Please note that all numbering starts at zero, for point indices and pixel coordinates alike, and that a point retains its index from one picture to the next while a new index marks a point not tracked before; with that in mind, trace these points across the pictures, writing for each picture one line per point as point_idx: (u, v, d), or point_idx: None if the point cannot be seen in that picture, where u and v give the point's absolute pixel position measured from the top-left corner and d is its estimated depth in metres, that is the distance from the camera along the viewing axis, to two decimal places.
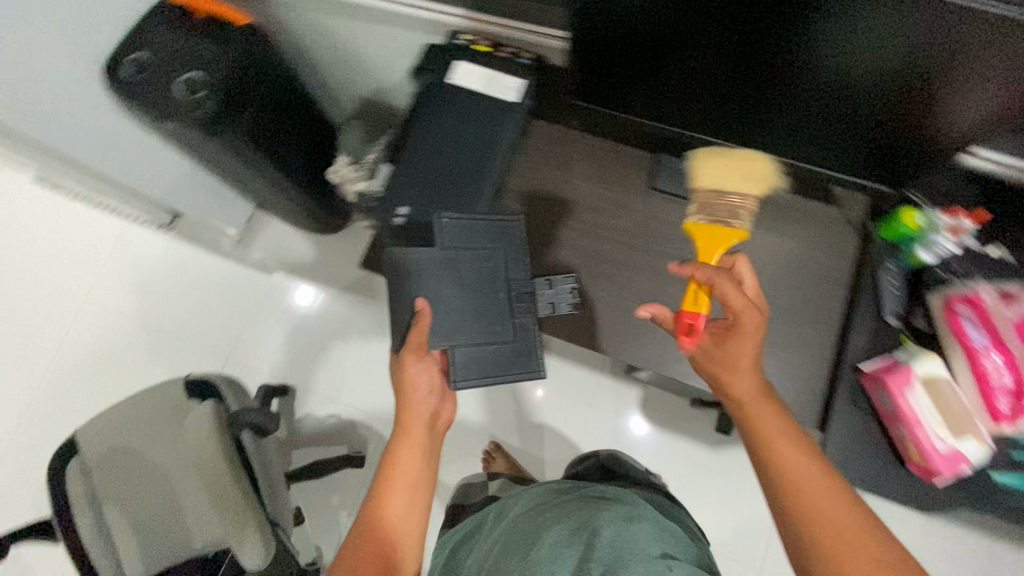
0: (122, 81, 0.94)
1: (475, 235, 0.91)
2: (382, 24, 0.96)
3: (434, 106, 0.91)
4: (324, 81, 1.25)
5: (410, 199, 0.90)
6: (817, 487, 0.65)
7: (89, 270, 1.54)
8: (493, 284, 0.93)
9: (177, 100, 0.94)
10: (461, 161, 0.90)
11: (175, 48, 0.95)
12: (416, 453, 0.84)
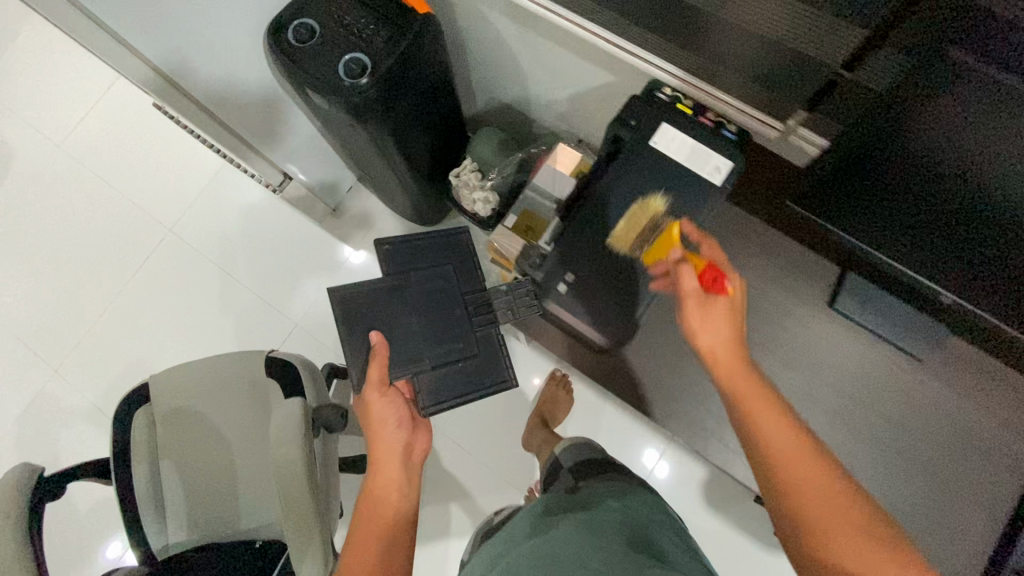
0: (288, 50, 0.89)
1: (427, 256, 1.15)
2: (569, 47, 0.88)
3: (625, 169, 0.82)
4: (471, 78, 1.17)
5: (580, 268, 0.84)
6: (811, 479, 0.63)
7: (179, 201, 1.51)
8: (449, 302, 1.13)
9: (333, 82, 0.89)
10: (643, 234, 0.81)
11: (344, 27, 0.89)
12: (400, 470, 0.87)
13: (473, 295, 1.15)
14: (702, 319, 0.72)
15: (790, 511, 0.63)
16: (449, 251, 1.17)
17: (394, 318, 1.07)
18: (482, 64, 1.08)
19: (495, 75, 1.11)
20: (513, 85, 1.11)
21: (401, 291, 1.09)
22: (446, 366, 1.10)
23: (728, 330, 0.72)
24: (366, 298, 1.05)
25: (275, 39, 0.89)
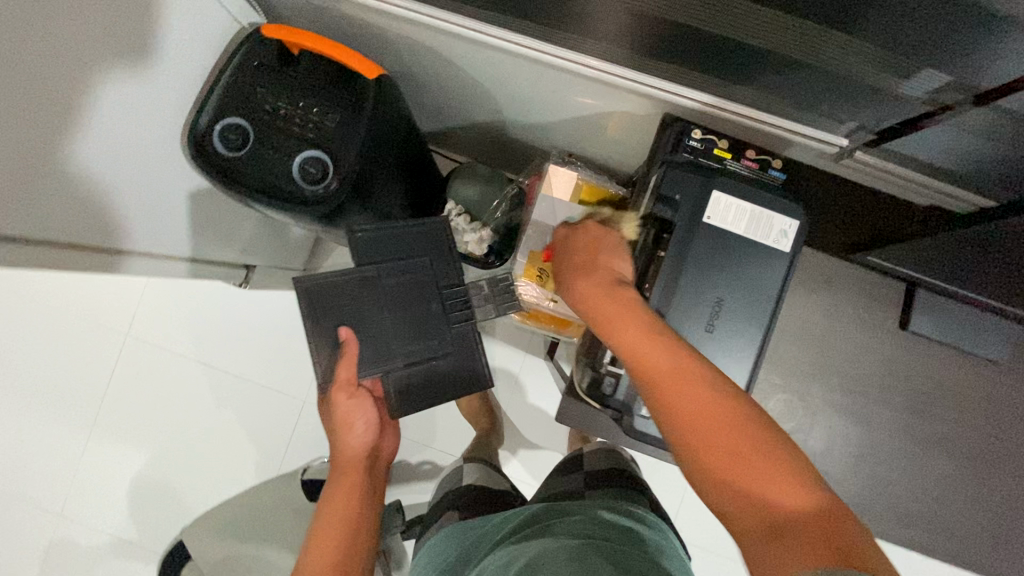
0: (226, 167, 0.72)
1: (386, 243, 0.82)
2: (567, 82, 0.71)
3: (700, 247, 0.60)
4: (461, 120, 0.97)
5: None
6: (694, 396, 0.48)
7: (148, 319, 1.30)
8: (422, 294, 0.83)
9: (288, 193, 0.72)
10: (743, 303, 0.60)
11: (284, 124, 0.73)
12: (358, 476, 0.79)
13: (449, 291, 0.84)
14: (582, 261, 0.61)
15: (660, 409, 0.49)
16: (413, 241, 0.83)
17: (354, 305, 0.79)
18: (453, 99, 0.89)
19: (466, 105, 0.92)
20: (488, 113, 0.93)
21: (372, 284, 0.80)
22: (435, 375, 0.83)
23: (607, 255, 0.60)
24: (333, 291, 0.78)
25: (205, 156, 0.71)
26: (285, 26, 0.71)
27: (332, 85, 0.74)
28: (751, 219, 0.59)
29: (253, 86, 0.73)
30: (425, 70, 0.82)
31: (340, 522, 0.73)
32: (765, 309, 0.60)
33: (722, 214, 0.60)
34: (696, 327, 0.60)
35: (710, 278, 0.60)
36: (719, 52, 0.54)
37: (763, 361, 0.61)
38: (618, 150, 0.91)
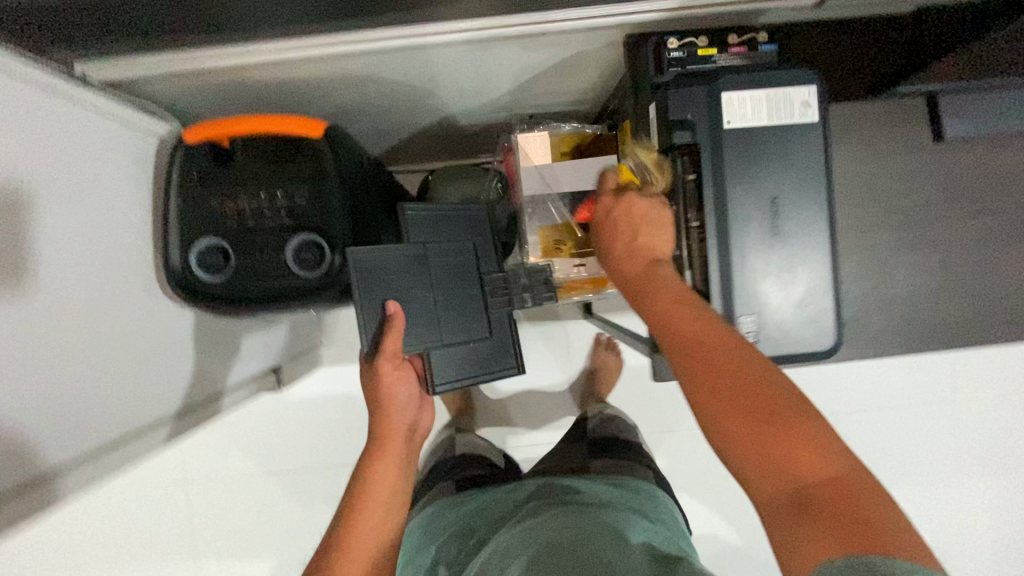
0: (218, 291, 0.66)
1: (434, 227, 0.70)
2: (513, 49, 0.65)
3: (729, 156, 0.56)
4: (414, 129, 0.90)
5: (751, 299, 0.57)
6: (740, 376, 0.46)
7: (196, 461, 1.24)
8: (462, 275, 0.71)
9: (293, 286, 0.67)
10: (794, 188, 0.56)
11: (256, 221, 0.66)
12: (397, 465, 0.72)
13: (489, 275, 0.72)
14: (623, 241, 0.58)
15: (709, 383, 0.46)
16: (455, 223, 0.71)
17: (401, 290, 0.67)
18: (398, 111, 0.82)
19: (410, 114, 0.85)
20: (435, 113, 0.86)
21: (417, 262, 0.68)
22: (480, 366, 0.73)
23: (651, 216, 0.58)
24: (378, 266, 0.66)
25: (193, 289, 0.66)
26: (211, 123, 0.65)
27: (282, 161, 0.68)
28: (770, 105, 0.56)
29: (208, 197, 0.66)
30: (359, 97, 0.75)
31: (378, 519, 0.67)
32: (820, 183, 0.57)
33: (734, 111, 0.56)
34: (762, 233, 0.56)
35: (751, 178, 0.56)
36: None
37: (838, 234, 0.58)
38: (579, 91, 0.85)
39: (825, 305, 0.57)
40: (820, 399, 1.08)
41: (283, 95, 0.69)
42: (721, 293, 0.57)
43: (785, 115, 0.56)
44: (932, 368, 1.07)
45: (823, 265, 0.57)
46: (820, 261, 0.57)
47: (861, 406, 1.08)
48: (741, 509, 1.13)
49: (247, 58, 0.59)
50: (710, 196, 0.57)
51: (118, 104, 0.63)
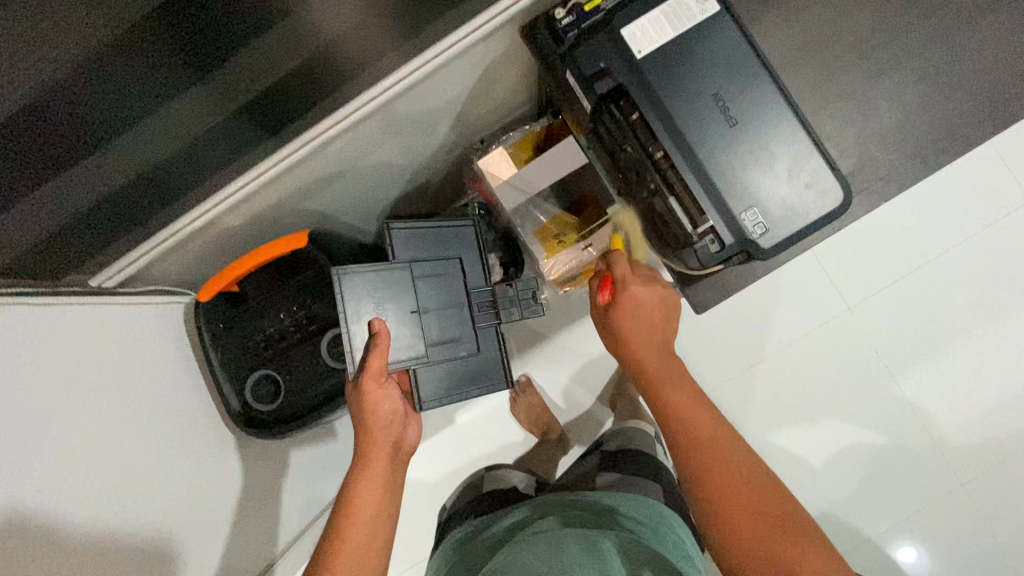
0: (282, 415, 0.71)
1: (424, 244, 0.74)
2: (431, 89, 0.69)
3: (657, 81, 0.57)
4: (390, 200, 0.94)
5: (743, 196, 0.56)
6: (757, 494, 0.52)
7: None
8: (449, 291, 0.73)
9: (341, 384, 0.71)
10: (733, 79, 0.57)
11: (289, 341, 0.73)
12: (383, 474, 0.61)
13: (476, 289, 0.74)
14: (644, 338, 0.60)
15: (706, 472, 0.53)
16: (444, 242, 0.75)
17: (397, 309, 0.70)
18: (368, 193, 0.87)
19: (381, 190, 0.90)
20: (401, 179, 0.91)
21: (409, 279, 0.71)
22: (475, 382, 0.73)
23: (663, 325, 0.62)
24: (371, 284, 0.69)
25: (259, 424, 0.70)
26: (222, 271, 0.72)
27: (288, 282, 0.74)
28: (670, 18, 0.57)
29: (242, 340, 0.72)
30: (330, 196, 0.80)
31: (362, 534, 0.56)
32: (754, 62, 0.57)
33: (646, 40, 0.57)
34: (722, 131, 0.56)
35: (688, 90, 0.57)
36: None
37: (795, 98, 0.57)
38: (513, 97, 0.89)
39: (816, 168, 0.56)
40: (888, 260, 1.02)
41: (265, 225, 0.75)
42: (710, 207, 0.57)
43: (691, 23, 0.57)
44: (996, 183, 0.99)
45: (797, 130, 0.56)
46: (792, 130, 0.56)
47: (932, 247, 1.01)
48: (875, 412, 1.03)
49: (218, 208, 0.65)
50: (659, 124, 0.57)
51: (139, 297, 0.69)
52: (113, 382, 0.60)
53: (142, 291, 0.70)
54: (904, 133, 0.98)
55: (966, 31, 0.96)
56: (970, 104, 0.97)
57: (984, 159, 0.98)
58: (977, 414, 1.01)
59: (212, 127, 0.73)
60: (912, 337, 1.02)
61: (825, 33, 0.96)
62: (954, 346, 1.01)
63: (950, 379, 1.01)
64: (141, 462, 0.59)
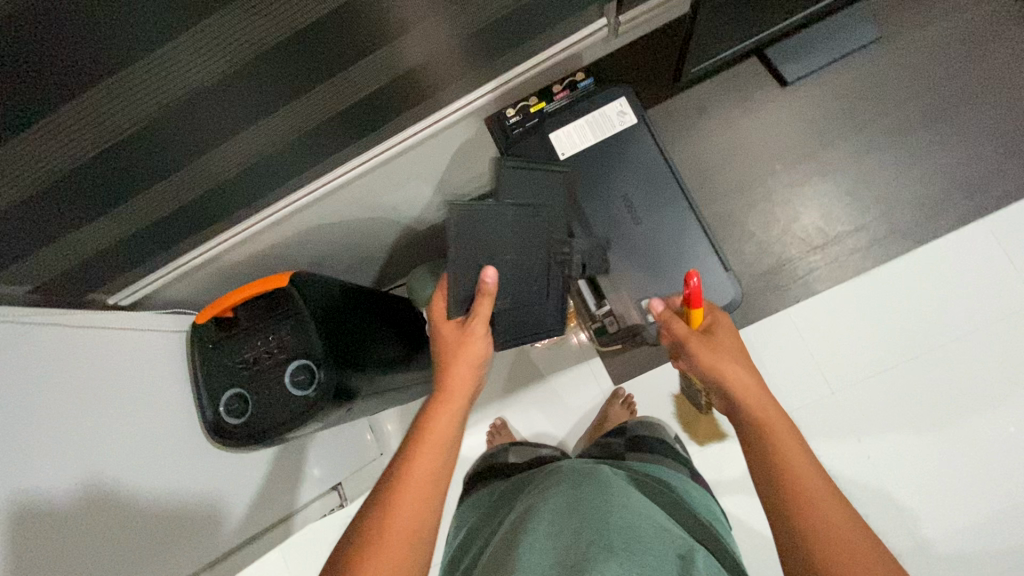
0: (248, 429, 0.82)
1: (529, 176, 0.68)
2: (403, 165, 0.80)
3: (578, 186, 0.71)
4: (379, 247, 1.07)
5: (641, 286, 0.70)
6: (847, 542, 0.48)
7: None
8: (556, 238, 0.68)
9: (296, 408, 0.80)
10: (640, 188, 0.70)
11: (258, 364, 0.83)
12: (456, 410, 0.63)
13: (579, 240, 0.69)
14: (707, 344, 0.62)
15: (792, 517, 0.50)
16: (554, 182, 0.69)
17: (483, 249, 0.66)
18: (359, 242, 1.00)
19: (370, 241, 1.03)
20: (391, 231, 1.03)
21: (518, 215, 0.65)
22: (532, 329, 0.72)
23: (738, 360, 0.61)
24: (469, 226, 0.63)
25: (230, 435, 0.82)
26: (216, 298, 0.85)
27: (269, 313, 0.84)
28: (591, 127, 0.70)
29: (220, 359, 0.84)
30: (321, 244, 0.93)
31: (432, 463, 0.58)
32: (660, 176, 0.70)
33: (573, 148, 0.71)
34: (629, 229, 0.70)
35: (603, 195, 0.70)
36: (457, 58, 0.62)
37: (700, 205, 0.70)
38: (495, 169, 1.00)
39: (706, 267, 0.70)
40: (841, 344, 1.06)
41: (254, 262, 0.88)
42: (613, 295, 0.71)
43: (608, 141, 0.70)
44: (952, 289, 1.04)
45: (693, 234, 0.69)
46: (689, 232, 0.69)
47: (883, 336, 1.05)
48: None
49: (205, 245, 0.78)
50: (578, 219, 0.71)
51: (136, 316, 0.83)
52: (118, 382, 0.75)
53: (135, 311, 0.83)
54: (843, 230, 1.07)
55: (899, 145, 1.06)
56: (908, 209, 1.05)
57: (935, 267, 1.04)
58: (931, 501, 1.01)
59: (186, 147, 0.57)
60: (865, 421, 1.05)
61: (765, 137, 1.08)
62: (906, 431, 1.03)
63: (904, 463, 1.03)
64: (134, 450, 0.72)
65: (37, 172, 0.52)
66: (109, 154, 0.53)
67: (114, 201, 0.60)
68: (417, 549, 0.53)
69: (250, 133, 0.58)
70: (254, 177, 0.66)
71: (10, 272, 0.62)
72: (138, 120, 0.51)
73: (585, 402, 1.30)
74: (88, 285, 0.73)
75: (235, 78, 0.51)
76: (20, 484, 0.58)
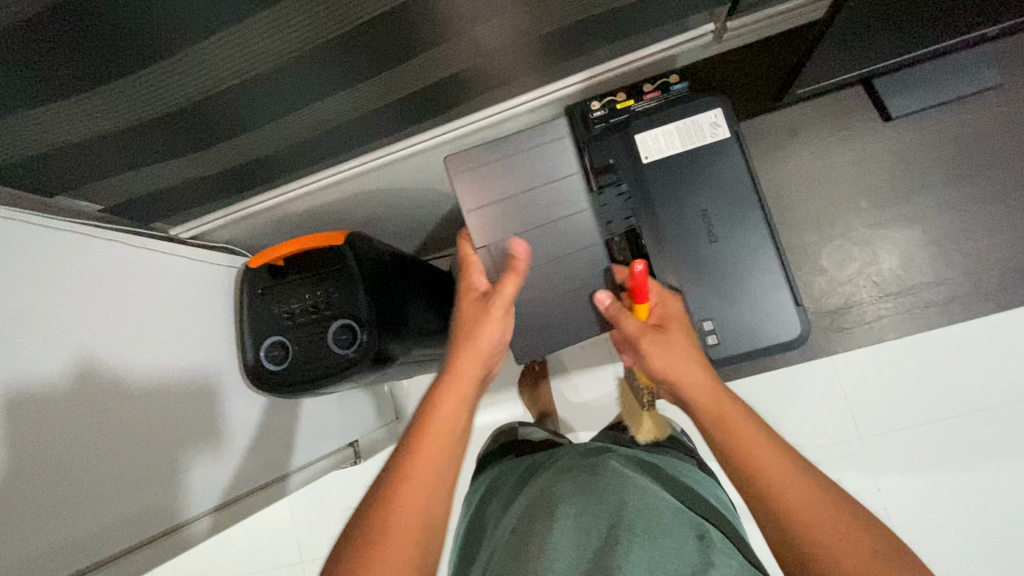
0: (283, 378, 0.83)
1: (668, 173, 0.69)
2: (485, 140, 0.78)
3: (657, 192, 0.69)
4: (431, 216, 1.07)
5: (706, 305, 0.68)
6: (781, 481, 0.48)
7: (297, 540, 1.36)
8: (672, 235, 0.69)
9: (336, 365, 0.82)
10: (724, 206, 0.68)
11: (302, 316, 0.84)
12: (464, 395, 0.61)
13: (694, 245, 0.68)
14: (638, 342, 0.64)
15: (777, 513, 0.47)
16: (682, 186, 0.69)
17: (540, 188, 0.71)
18: (415, 210, 1.01)
19: (424, 211, 1.03)
20: (445, 204, 1.03)
21: (676, 186, 0.69)
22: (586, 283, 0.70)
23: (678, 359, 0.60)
24: (687, 159, 0.69)
25: (266, 381, 0.83)
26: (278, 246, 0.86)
27: (319, 268, 0.85)
28: (681, 133, 0.69)
29: (267, 304, 0.85)
30: (378, 208, 0.94)
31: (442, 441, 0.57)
32: (745, 195, 0.68)
33: (658, 150, 0.69)
34: (704, 248, 0.68)
35: (683, 208, 0.69)
36: (563, 47, 0.60)
37: (780, 237, 0.68)
38: None
39: (779, 299, 0.68)
40: (890, 393, 1.04)
41: (313, 215, 0.89)
42: None
43: (696, 154, 0.69)
44: (1007, 354, 1.00)
45: (770, 261, 0.67)
46: (766, 259, 0.67)
47: (938, 393, 1.02)
48: None
49: (272, 195, 0.79)
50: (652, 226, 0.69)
51: (196, 250, 0.85)
52: (169, 311, 0.77)
53: (193, 246, 0.86)
54: (921, 281, 1.02)
55: (992, 204, 1.00)
56: (996, 273, 1.00)
57: (993, 328, 1.00)
58: (953, 563, 0.99)
59: (284, 97, 0.57)
60: (900, 474, 1.02)
61: (854, 172, 1.04)
62: (942, 489, 1.01)
63: (934, 522, 1.01)
64: (172, 378, 0.74)
65: (139, 104, 0.53)
66: (209, 95, 0.54)
67: (204, 141, 0.62)
68: (426, 546, 0.51)
69: (345, 93, 0.59)
70: (332, 137, 0.67)
71: (95, 184, 0.64)
72: (249, 69, 0.52)
73: (608, 403, 1.30)
74: (160, 214, 0.76)
75: (359, 34, 0.50)
76: (84, 392, 0.62)
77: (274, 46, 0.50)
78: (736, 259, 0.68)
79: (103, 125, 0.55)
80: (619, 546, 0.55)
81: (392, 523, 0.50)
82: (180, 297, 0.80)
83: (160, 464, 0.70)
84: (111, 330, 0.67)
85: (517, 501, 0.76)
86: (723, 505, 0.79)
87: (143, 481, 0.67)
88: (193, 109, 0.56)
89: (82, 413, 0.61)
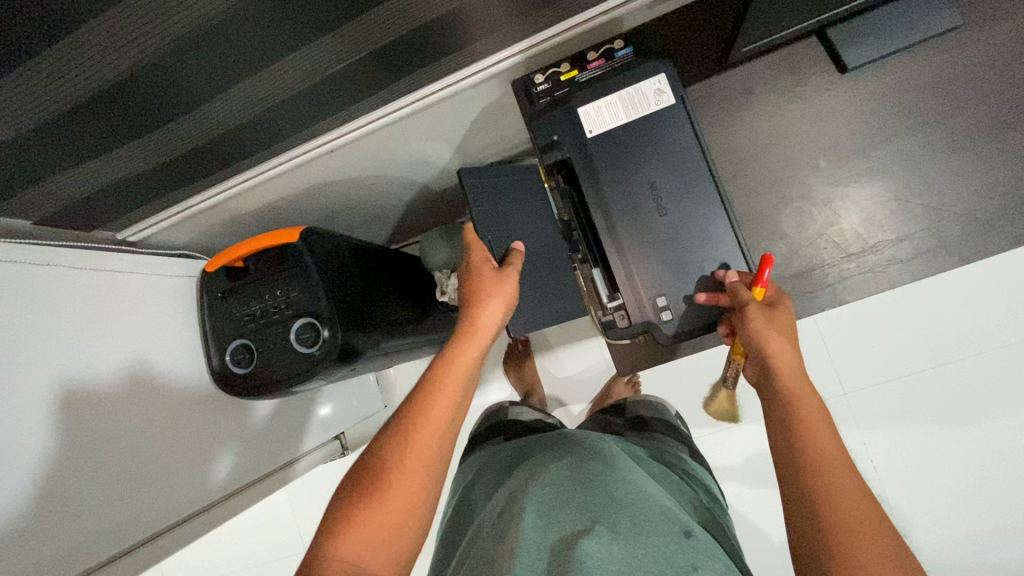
0: (250, 381, 0.82)
1: (613, 148, 0.68)
2: (428, 123, 0.76)
3: (604, 168, 0.69)
4: (393, 204, 1.04)
5: (659, 280, 0.69)
6: (837, 472, 0.49)
7: (299, 531, 1.39)
8: (621, 211, 0.69)
9: (301, 366, 0.80)
10: (672, 177, 0.68)
11: (265, 317, 0.82)
12: (481, 346, 0.65)
13: (644, 219, 0.68)
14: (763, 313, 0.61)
15: (812, 496, 0.49)
16: (629, 159, 0.68)
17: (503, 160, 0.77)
18: (374, 200, 0.98)
19: (385, 200, 1.00)
20: (406, 191, 1.01)
21: (623, 159, 0.68)
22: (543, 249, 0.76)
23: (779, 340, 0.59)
24: (633, 133, 0.68)
25: (233, 384, 0.83)
26: (231, 245, 0.85)
27: (276, 265, 0.83)
28: (625, 103, 0.67)
29: (229, 306, 0.84)
30: (334, 200, 0.92)
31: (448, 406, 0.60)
32: (693, 164, 0.68)
33: (601, 122, 0.68)
34: (653, 221, 0.68)
35: (630, 181, 0.68)
36: (488, 14, 0.57)
37: (731, 206, 0.68)
38: (517, 136, 0.95)
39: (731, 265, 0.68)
40: (863, 347, 1.04)
41: (267, 212, 0.88)
42: (628, 291, 0.70)
43: (642, 126, 0.68)
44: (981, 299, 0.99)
45: (720, 229, 0.68)
46: (717, 227, 0.68)
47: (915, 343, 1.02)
48: None
49: (217, 195, 0.77)
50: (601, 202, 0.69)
51: (152, 255, 0.85)
52: (128, 312, 0.76)
53: (148, 252, 0.85)
54: (883, 238, 1.00)
55: (965, 146, 0.97)
56: (972, 218, 0.98)
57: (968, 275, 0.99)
58: (932, 509, 1.01)
59: (205, 84, 0.55)
60: (881, 425, 1.03)
61: (812, 127, 1.00)
62: (926, 438, 1.01)
63: (919, 470, 1.01)
64: (143, 374, 0.75)
65: (51, 96, 0.52)
66: (126, 82, 0.52)
67: (128, 136, 0.60)
68: (435, 471, 0.58)
69: (267, 74, 0.56)
70: (265, 128, 0.65)
71: (26, 195, 0.63)
72: (165, 39, 0.49)
73: (593, 377, 1.30)
74: (104, 218, 0.74)
75: (254, 14, 0.48)
76: (40, 396, 0.61)
77: (186, 20, 0.47)
78: (688, 231, 0.68)
79: (20, 115, 0.53)
80: (600, 542, 0.56)
81: (410, 448, 0.57)
82: (138, 297, 0.79)
83: (135, 459, 0.69)
84: (70, 327, 0.67)
85: (505, 486, 0.76)
86: (712, 497, 0.80)
87: (126, 476, 0.68)
88: (111, 103, 0.55)
89: (47, 411, 0.61)
